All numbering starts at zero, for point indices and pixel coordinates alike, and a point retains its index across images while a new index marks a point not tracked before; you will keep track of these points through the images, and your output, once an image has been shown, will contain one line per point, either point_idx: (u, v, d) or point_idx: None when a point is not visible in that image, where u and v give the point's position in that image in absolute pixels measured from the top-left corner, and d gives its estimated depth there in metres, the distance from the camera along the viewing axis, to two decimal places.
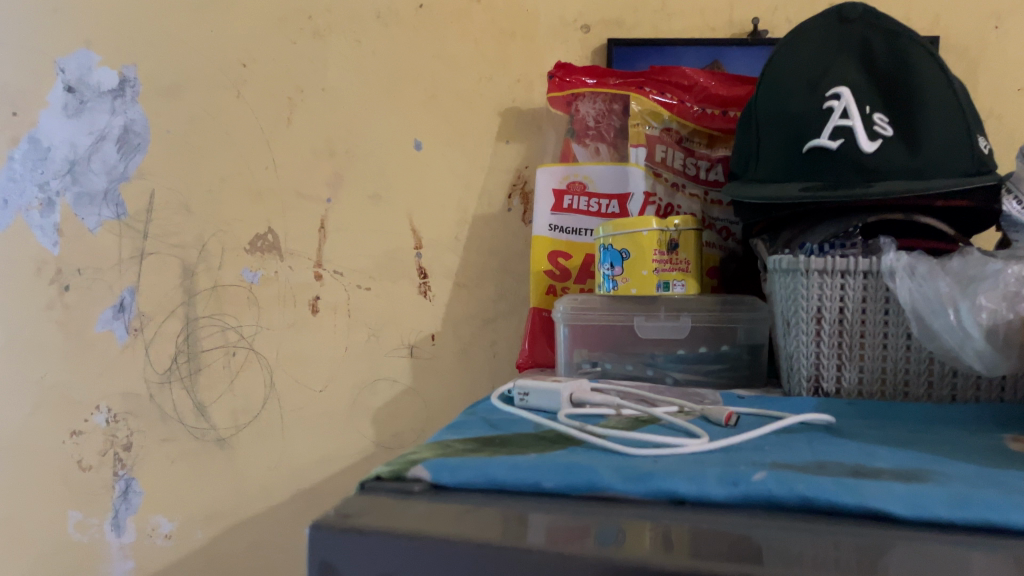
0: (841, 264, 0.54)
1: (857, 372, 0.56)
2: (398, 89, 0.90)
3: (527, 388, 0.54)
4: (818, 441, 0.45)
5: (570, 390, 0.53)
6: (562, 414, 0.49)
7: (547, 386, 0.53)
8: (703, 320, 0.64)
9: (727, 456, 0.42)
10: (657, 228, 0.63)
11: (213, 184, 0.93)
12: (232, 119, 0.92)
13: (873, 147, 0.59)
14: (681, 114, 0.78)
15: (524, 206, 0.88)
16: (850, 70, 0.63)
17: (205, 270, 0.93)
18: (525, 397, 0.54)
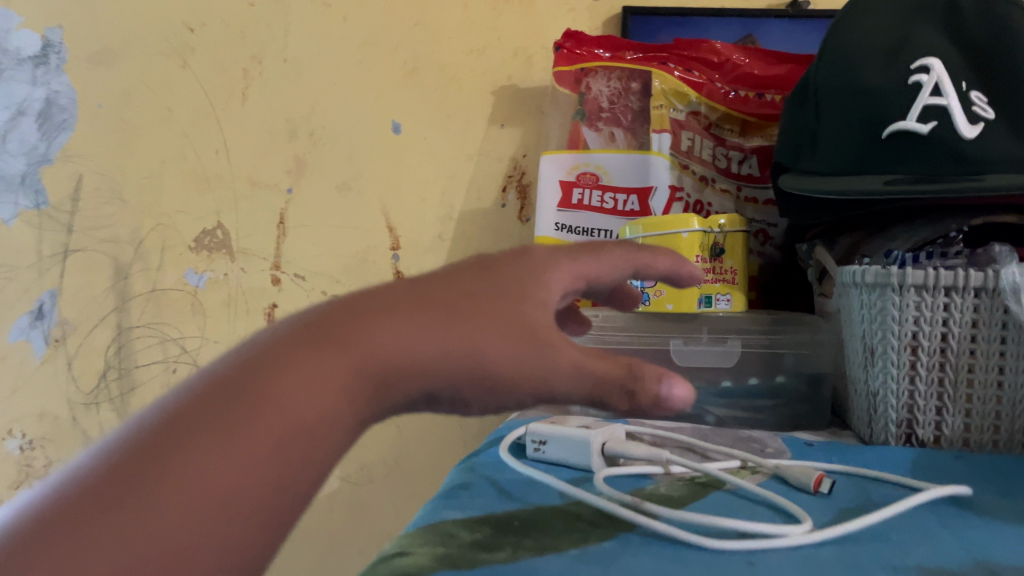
0: (947, 279, 0.42)
1: (962, 418, 0.44)
2: (372, 62, 0.76)
3: (543, 435, 0.41)
4: (954, 523, 0.33)
5: (602, 439, 0.40)
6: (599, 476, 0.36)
7: (569, 433, 0.40)
8: (754, 345, 0.53)
9: (847, 554, 0.30)
10: (699, 228, 0.50)
11: (151, 169, 0.79)
12: (176, 93, 0.78)
13: (975, 132, 0.47)
14: (710, 95, 0.66)
15: (521, 201, 0.75)
16: (936, 38, 0.51)
17: (140, 272, 0.79)
18: (540, 447, 0.41)
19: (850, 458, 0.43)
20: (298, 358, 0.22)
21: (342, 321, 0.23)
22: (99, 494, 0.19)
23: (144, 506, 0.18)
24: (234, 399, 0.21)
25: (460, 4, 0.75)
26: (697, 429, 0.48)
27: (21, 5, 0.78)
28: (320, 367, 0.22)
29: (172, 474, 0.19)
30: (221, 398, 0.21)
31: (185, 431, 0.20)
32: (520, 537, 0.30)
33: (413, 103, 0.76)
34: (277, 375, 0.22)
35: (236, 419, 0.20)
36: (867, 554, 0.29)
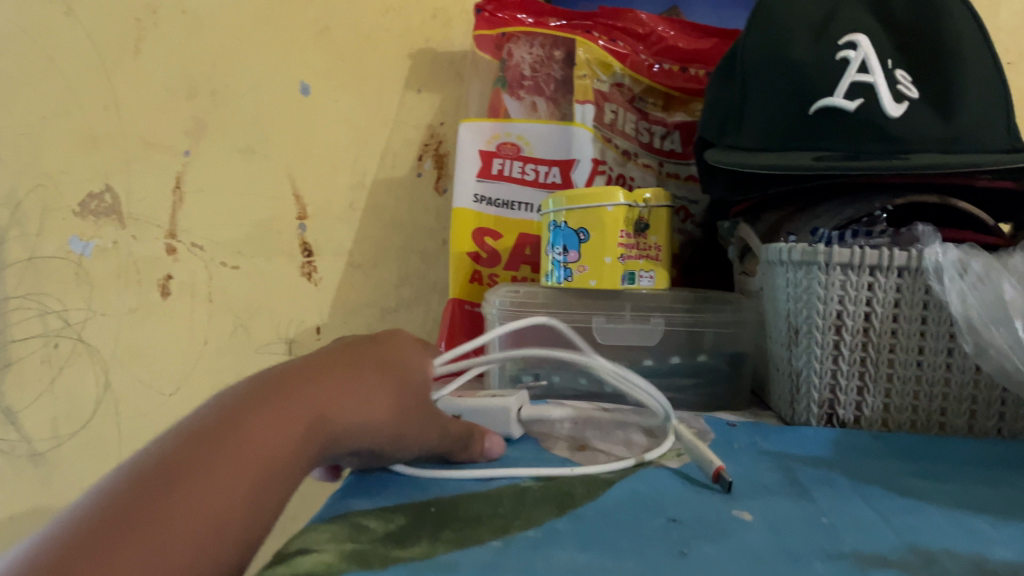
0: (872, 258, 0.41)
1: (882, 398, 0.43)
2: (280, 17, 0.71)
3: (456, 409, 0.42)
4: (888, 507, 0.32)
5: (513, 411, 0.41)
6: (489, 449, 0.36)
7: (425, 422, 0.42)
8: (677, 323, 0.51)
9: (786, 540, 0.28)
10: (624, 202, 0.49)
11: (28, 124, 0.72)
12: (58, 42, 0.71)
13: (900, 111, 0.47)
14: (634, 67, 0.65)
15: (437, 171, 0.73)
16: (863, 14, 0.51)
17: (18, 236, 0.71)
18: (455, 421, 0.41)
19: (775, 441, 0.42)
20: (274, 419, 0.25)
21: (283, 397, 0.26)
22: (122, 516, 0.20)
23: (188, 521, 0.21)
24: (221, 453, 0.23)
25: None
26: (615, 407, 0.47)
27: None
28: (290, 429, 0.25)
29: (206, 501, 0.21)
30: (209, 457, 0.23)
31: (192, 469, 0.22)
32: (437, 529, 0.27)
33: (324, 63, 0.71)
34: (255, 437, 0.24)
35: (246, 459, 0.23)
36: (801, 538, 0.28)
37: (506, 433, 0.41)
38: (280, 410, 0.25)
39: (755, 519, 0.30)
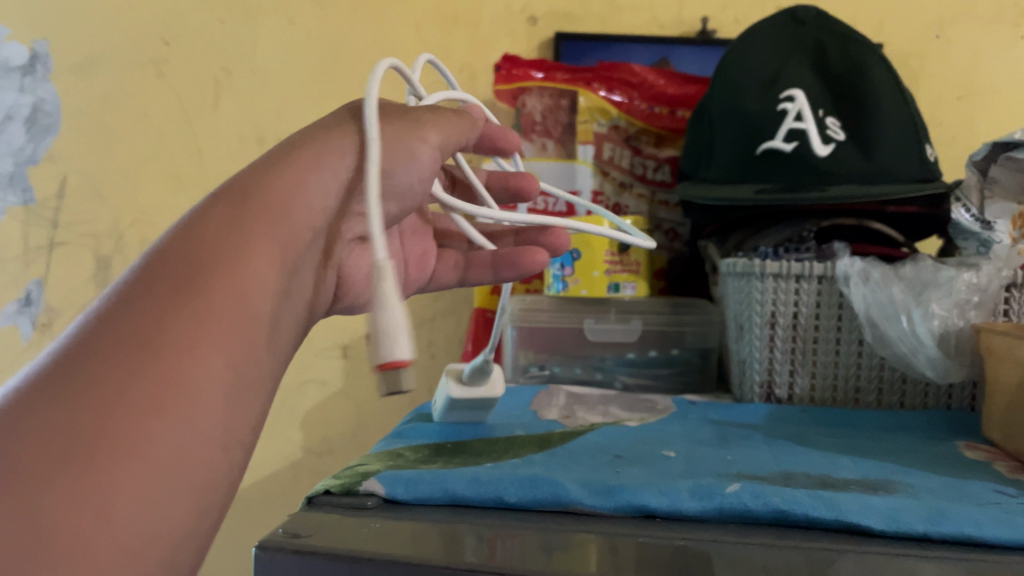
0: (797, 269, 0.53)
1: (809, 379, 0.55)
2: (335, 76, 0.85)
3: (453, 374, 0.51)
4: (782, 450, 0.43)
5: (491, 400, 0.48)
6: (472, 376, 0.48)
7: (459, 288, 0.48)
8: (653, 323, 0.63)
9: (692, 466, 0.40)
10: (609, 228, 0.61)
11: (129, 169, 0.86)
12: (151, 101, 0.85)
13: (827, 151, 0.58)
14: (629, 112, 0.77)
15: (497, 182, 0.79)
16: (803, 71, 0.63)
17: (121, 263, 0.86)
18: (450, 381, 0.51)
19: (720, 412, 0.54)
20: (199, 273, 0.26)
21: (207, 241, 0.27)
22: (73, 421, 0.23)
23: (157, 418, 0.23)
24: (148, 337, 0.24)
25: (410, 25, 0.84)
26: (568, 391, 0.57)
27: None
28: (221, 275, 0.27)
29: (159, 389, 0.24)
30: (134, 340, 0.24)
31: (144, 344, 0.24)
32: (450, 456, 0.40)
33: None
34: (186, 298, 0.26)
35: (182, 340, 0.25)
36: (705, 464, 0.40)
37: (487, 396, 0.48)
38: (216, 274, 0.27)
39: (677, 456, 0.42)
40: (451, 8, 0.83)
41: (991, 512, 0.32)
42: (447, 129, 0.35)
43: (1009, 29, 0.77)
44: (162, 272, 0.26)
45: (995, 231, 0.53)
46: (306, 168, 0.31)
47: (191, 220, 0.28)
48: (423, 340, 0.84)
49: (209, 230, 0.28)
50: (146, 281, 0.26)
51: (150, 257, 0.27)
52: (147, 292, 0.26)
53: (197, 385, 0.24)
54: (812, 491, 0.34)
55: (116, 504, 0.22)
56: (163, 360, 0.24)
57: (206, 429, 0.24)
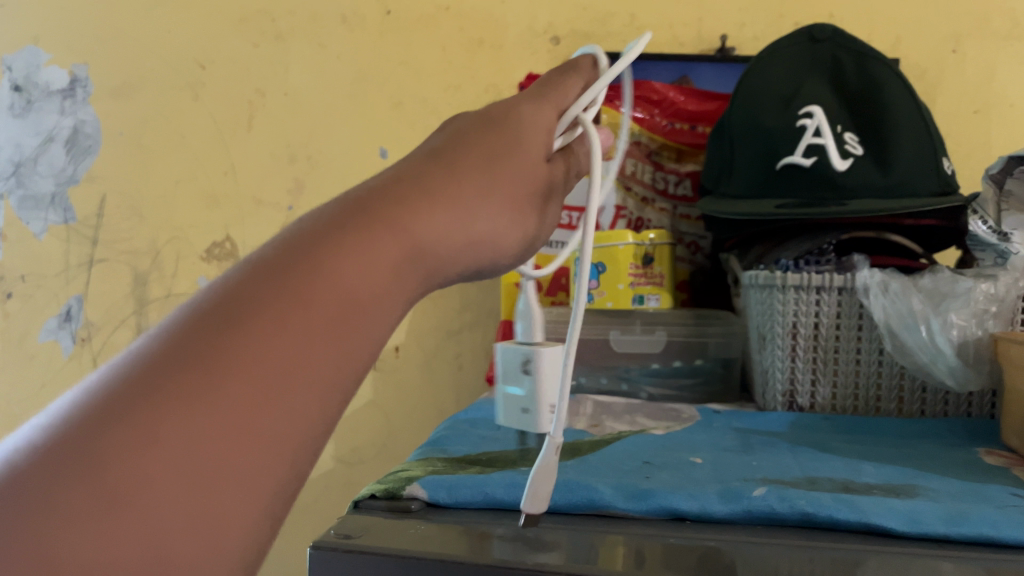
0: (817, 281, 0.55)
1: (831, 388, 0.57)
2: (365, 96, 0.86)
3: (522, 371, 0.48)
4: (806, 456, 0.45)
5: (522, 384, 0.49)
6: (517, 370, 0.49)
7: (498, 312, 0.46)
8: (678, 334, 0.65)
9: (719, 471, 0.41)
10: (633, 241, 0.63)
11: (166, 189, 0.88)
12: (187, 123, 0.88)
13: (846, 165, 0.60)
14: (651, 128, 0.79)
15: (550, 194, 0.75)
16: (821, 88, 0.64)
17: (157, 279, 0.88)
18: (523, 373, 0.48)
19: (744, 420, 0.55)
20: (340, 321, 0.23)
21: (351, 276, 0.24)
22: (198, 434, 0.19)
23: (269, 470, 0.20)
24: (296, 363, 0.22)
25: (437, 45, 0.85)
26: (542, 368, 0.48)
27: (50, 44, 0.88)
28: (361, 317, 0.24)
29: (278, 434, 0.21)
30: (270, 370, 0.21)
31: (292, 371, 0.21)
32: (485, 464, 0.42)
33: (397, 132, 0.86)
34: (335, 339, 0.23)
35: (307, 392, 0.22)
36: (731, 470, 0.41)
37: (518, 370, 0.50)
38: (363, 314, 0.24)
39: (703, 462, 0.43)
40: (476, 31, 0.85)
41: (1007, 512, 0.34)
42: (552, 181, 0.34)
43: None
44: (300, 287, 0.23)
45: (1012, 241, 0.55)
46: (453, 205, 0.28)
47: (335, 229, 0.25)
48: (450, 352, 0.86)
49: (360, 257, 0.24)
50: (289, 297, 0.22)
51: (293, 266, 0.23)
52: (290, 313, 0.22)
53: (314, 425, 0.22)
54: (835, 495, 0.36)
55: (223, 540, 0.19)
56: (291, 396, 0.21)
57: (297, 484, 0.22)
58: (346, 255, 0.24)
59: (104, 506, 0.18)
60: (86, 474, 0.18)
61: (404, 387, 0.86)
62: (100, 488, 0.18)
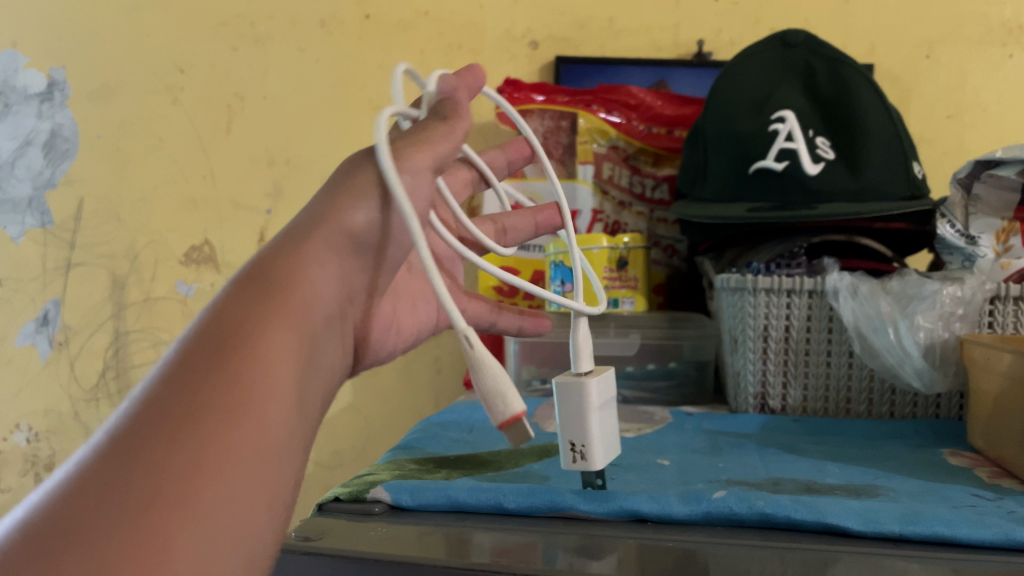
0: (788, 284, 0.55)
1: (802, 390, 0.57)
2: (343, 100, 0.86)
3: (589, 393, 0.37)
4: (773, 458, 0.45)
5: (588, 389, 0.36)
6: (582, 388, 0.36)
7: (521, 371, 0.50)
8: (652, 337, 0.65)
9: (684, 473, 0.41)
10: (607, 246, 0.64)
11: (144, 192, 0.88)
12: (165, 126, 0.88)
13: (817, 170, 0.60)
14: (628, 132, 0.79)
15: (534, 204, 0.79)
16: (794, 93, 0.65)
17: (135, 282, 0.87)
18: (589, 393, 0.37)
19: (715, 423, 0.55)
20: (239, 353, 0.25)
21: (241, 318, 0.26)
22: (134, 475, 0.22)
23: (214, 484, 0.22)
24: (205, 391, 0.24)
25: (416, 49, 0.86)
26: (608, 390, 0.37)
27: (28, 48, 0.88)
28: (263, 339, 0.26)
29: (214, 448, 0.23)
30: (181, 403, 0.24)
31: (204, 398, 0.24)
32: (452, 467, 0.42)
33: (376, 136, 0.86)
34: (236, 361, 0.25)
35: (229, 411, 0.24)
36: (696, 472, 0.42)
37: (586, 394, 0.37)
38: (265, 334, 0.26)
39: (670, 464, 0.43)
40: (454, 35, 0.85)
41: (968, 513, 0.34)
42: (439, 147, 0.31)
43: (997, 48, 0.79)
44: (201, 340, 0.26)
45: (979, 245, 0.56)
46: (334, 221, 0.29)
47: (225, 291, 0.28)
48: (429, 355, 0.86)
49: (246, 301, 0.27)
50: (189, 350, 0.25)
51: (190, 334, 0.26)
52: (194, 362, 0.25)
53: (249, 434, 0.24)
54: (796, 496, 0.36)
55: (179, 542, 0.21)
56: (208, 416, 0.23)
57: (259, 492, 0.24)
58: (231, 301, 0.27)
59: (74, 562, 0.20)
60: (50, 542, 0.21)
61: (383, 391, 0.86)
62: (55, 538, 0.21)
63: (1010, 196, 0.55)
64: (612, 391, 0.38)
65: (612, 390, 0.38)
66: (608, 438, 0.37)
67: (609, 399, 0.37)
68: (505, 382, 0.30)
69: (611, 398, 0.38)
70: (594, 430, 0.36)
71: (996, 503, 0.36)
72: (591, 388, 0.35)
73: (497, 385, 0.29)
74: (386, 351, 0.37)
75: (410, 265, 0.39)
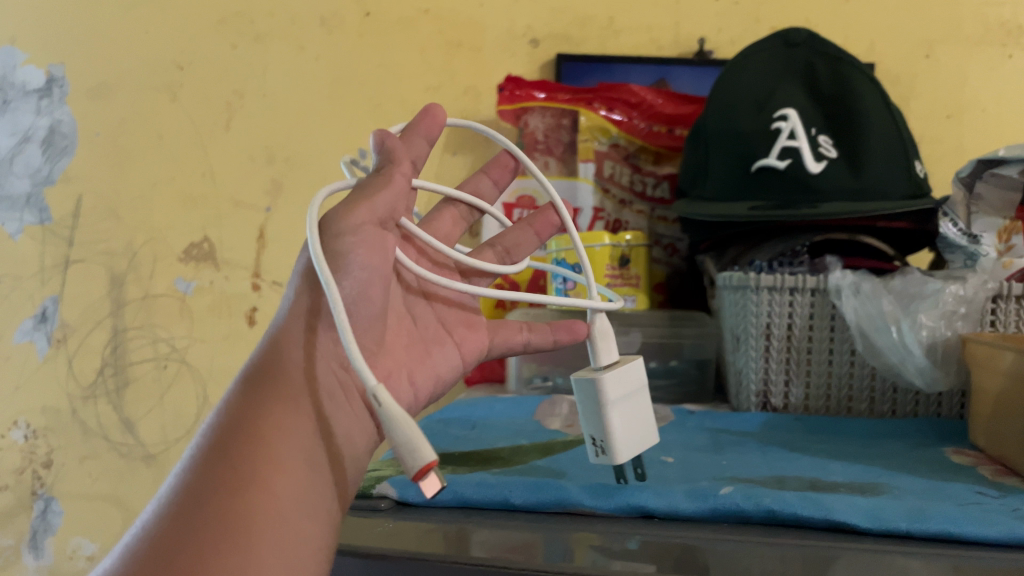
0: (790, 282, 0.55)
1: (804, 388, 0.57)
2: (343, 98, 0.86)
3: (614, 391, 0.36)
4: (776, 456, 0.45)
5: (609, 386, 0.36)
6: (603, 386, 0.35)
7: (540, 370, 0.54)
8: (652, 335, 0.66)
9: (689, 470, 0.41)
10: (609, 243, 0.64)
11: (143, 189, 0.88)
12: (164, 123, 0.87)
13: (819, 168, 0.60)
14: (630, 130, 0.79)
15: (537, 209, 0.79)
16: (796, 91, 0.65)
17: (134, 280, 0.87)
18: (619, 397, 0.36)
19: (718, 421, 0.55)
20: (255, 423, 0.30)
21: (254, 397, 0.32)
22: (192, 540, 0.27)
23: (260, 530, 0.28)
24: (223, 475, 0.29)
25: (416, 48, 0.86)
26: (634, 384, 0.37)
27: (26, 44, 0.87)
28: (263, 423, 0.31)
29: (252, 501, 0.28)
30: (202, 491, 0.29)
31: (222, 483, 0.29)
32: (457, 464, 0.42)
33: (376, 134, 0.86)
34: (243, 445, 0.30)
35: (257, 469, 0.29)
36: (700, 469, 0.42)
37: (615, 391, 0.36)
38: (266, 414, 0.31)
39: (674, 461, 0.44)
40: (455, 33, 0.85)
41: (973, 510, 0.34)
42: (378, 203, 0.34)
43: (997, 49, 0.79)
44: (215, 434, 0.31)
45: (982, 244, 0.56)
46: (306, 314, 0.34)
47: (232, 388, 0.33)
48: None
49: (255, 385, 0.32)
50: (213, 435, 0.31)
51: (211, 425, 0.31)
52: (220, 443, 0.30)
53: (261, 503, 0.28)
54: (802, 493, 0.36)
55: None
56: (228, 496, 0.28)
57: (303, 526, 0.29)
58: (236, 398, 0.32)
59: None
60: None
61: None
62: None
63: (1011, 195, 0.56)
64: (641, 385, 0.37)
65: (642, 383, 0.37)
66: (640, 432, 0.37)
67: (637, 392, 0.37)
68: (413, 435, 0.27)
69: (641, 391, 0.37)
70: (618, 426, 0.35)
71: (999, 502, 0.36)
72: (606, 384, 0.35)
73: (409, 439, 0.27)
74: (404, 405, 0.37)
75: (416, 318, 0.40)
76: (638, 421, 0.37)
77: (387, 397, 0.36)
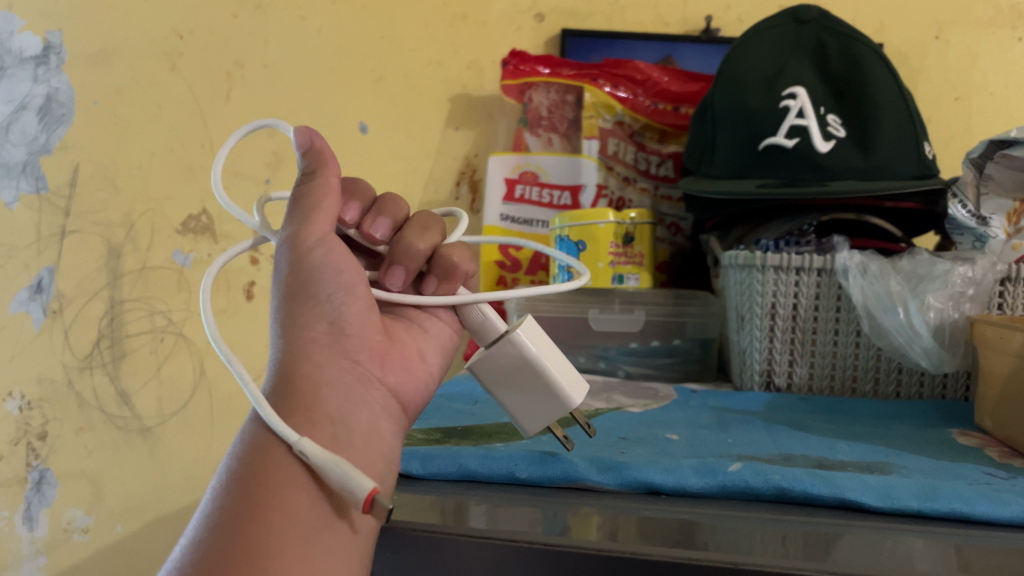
0: (797, 261, 0.55)
1: (808, 368, 0.57)
2: (347, 66, 0.84)
3: (492, 365, 0.34)
4: (781, 435, 0.45)
5: (487, 361, 0.34)
6: (472, 366, 0.35)
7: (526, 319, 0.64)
8: (657, 313, 0.65)
9: (695, 447, 0.41)
10: (613, 220, 0.63)
11: (140, 159, 0.78)
12: (164, 94, 0.78)
13: (828, 147, 0.60)
14: (633, 108, 0.78)
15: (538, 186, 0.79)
16: (806, 69, 0.64)
17: (131, 251, 0.79)
18: (498, 373, 0.34)
19: (722, 400, 0.55)
20: (259, 454, 0.29)
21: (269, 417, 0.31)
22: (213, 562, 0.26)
23: (276, 555, 0.27)
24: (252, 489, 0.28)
25: (420, 20, 0.86)
26: (524, 364, 0.34)
27: (24, 8, 0.73)
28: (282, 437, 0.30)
29: (264, 530, 0.27)
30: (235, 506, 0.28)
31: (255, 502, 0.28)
32: (461, 438, 0.42)
33: (376, 106, 0.85)
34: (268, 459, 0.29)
35: (269, 488, 0.28)
36: (706, 446, 0.41)
37: (496, 365, 0.34)
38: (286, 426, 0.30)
39: (679, 438, 0.43)
40: (458, 7, 0.87)
41: (981, 489, 0.34)
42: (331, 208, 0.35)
43: (1007, 31, 0.78)
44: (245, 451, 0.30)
45: (990, 227, 0.55)
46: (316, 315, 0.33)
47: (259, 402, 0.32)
48: None
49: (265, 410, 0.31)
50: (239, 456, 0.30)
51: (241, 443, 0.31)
52: (242, 466, 0.29)
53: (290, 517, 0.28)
54: (811, 470, 0.36)
55: None
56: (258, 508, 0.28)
57: (323, 546, 0.28)
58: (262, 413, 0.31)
59: None
60: None
61: None
62: None
63: (1020, 177, 0.54)
64: (539, 343, 0.34)
65: (532, 352, 0.34)
66: (549, 405, 0.34)
67: (524, 367, 0.34)
68: (344, 471, 0.27)
69: (534, 362, 0.34)
70: (504, 404, 0.35)
71: (1009, 482, 0.36)
72: (473, 368, 0.35)
73: (341, 476, 0.27)
74: (422, 393, 0.37)
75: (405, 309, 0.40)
76: (535, 394, 0.34)
77: (402, 384, 0.35)
